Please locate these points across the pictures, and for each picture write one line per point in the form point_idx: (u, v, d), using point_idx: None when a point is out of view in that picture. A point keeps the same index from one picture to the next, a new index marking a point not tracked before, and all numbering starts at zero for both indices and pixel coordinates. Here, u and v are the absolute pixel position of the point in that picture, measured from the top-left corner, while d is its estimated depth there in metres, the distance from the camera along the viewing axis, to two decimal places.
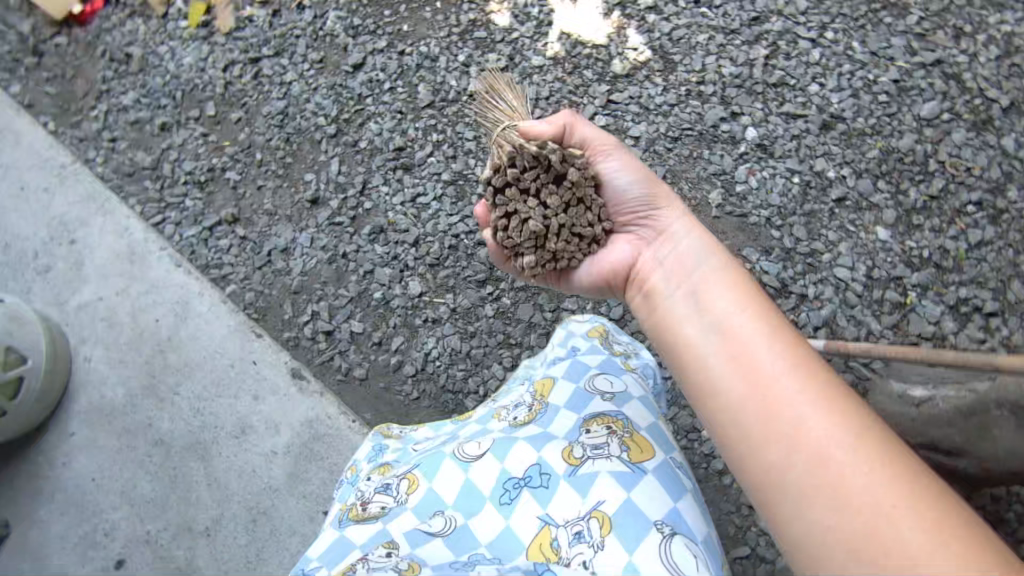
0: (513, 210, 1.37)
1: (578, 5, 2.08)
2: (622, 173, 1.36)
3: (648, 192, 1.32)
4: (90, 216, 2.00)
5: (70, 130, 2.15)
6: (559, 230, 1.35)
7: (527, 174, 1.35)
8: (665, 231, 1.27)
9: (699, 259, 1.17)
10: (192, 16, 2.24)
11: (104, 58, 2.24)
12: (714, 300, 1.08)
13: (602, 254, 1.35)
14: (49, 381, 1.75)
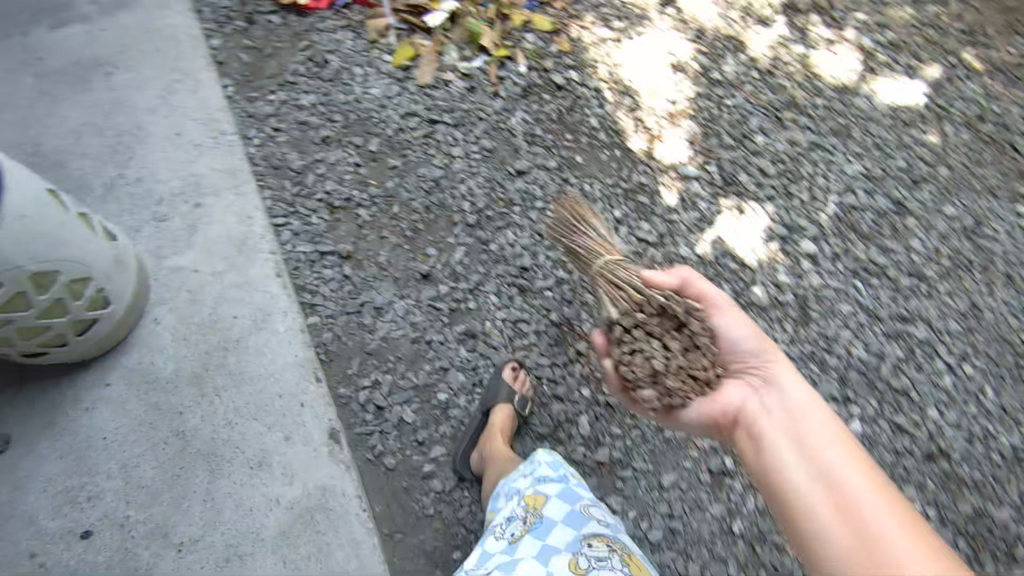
0: (637, 348, 1.42)
1: (743, 218, 2.10)
2: (733, 322, 1.46)
3: (758, 345, 1.43)
4: (223, 189, 2.06)
5: (244, 102, 2.24)
6: (677, 373, 1.39)
7: (648, 317, 1.46)
8: (772, 381, 1.38)
9: (806, 418, 1.29)
10: (397, 56, 2.31)
11: (305, 54, 2.34)
12: (817, 453, 1.23)
13: (711, 401, 1.38)
14: (114, 331, 1.75)
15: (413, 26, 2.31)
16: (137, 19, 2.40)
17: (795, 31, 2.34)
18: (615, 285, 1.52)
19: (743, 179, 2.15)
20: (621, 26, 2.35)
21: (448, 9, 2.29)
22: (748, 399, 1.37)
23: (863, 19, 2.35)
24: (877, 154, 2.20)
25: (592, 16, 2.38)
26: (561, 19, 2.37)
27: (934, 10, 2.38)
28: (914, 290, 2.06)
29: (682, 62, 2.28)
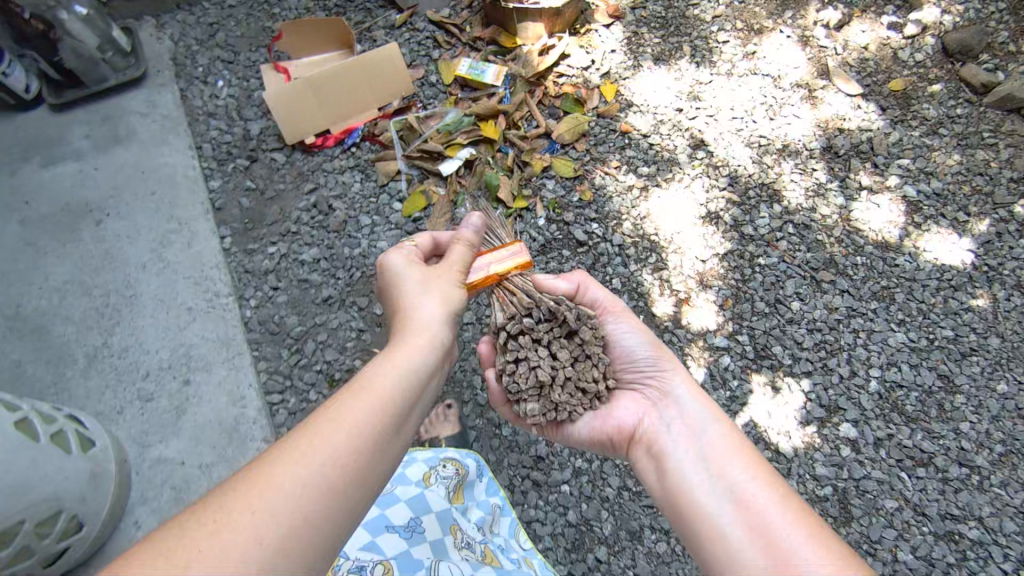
0: (526, 356, 1.43)
1: (778, 397, 1.92)
2: (634, 337, 1.46)
3: (652, 355, 1.42)
4: (214, 363, 1.98)
5: (242, 255, 2.14)
6: (563, 382, 1.40)
7: (539, 324, 1.46)
8: (670, 394, 1.33)
9: (702, 425, 1.24)
10: (408, 204, 2.17)
11: (309, 197, 2.23)
12: (720, 463, 1.15)
13: (606, 416, 1.39)
14: (88, 546, 1.66)
15: (425, 173, 2.20)
16: (128, 154, 2.27)
17: (834, 178, 2.20)
18: (507, 292, 1.55)
19: (776, 350, 1.98)
20: (646, 172, 2.22)
21: (464, 157, 2.19)
22: (643, 420, 1.33)
23: (906, 166, 2.20)
24: (923, 321, 2.01)
25: (614, 159, 2.24)
26: (584, 164, 2.22)
27: (981, 155, 2.22)
28: (969, 483, 1.82)
29: (712, 214, 2.15)
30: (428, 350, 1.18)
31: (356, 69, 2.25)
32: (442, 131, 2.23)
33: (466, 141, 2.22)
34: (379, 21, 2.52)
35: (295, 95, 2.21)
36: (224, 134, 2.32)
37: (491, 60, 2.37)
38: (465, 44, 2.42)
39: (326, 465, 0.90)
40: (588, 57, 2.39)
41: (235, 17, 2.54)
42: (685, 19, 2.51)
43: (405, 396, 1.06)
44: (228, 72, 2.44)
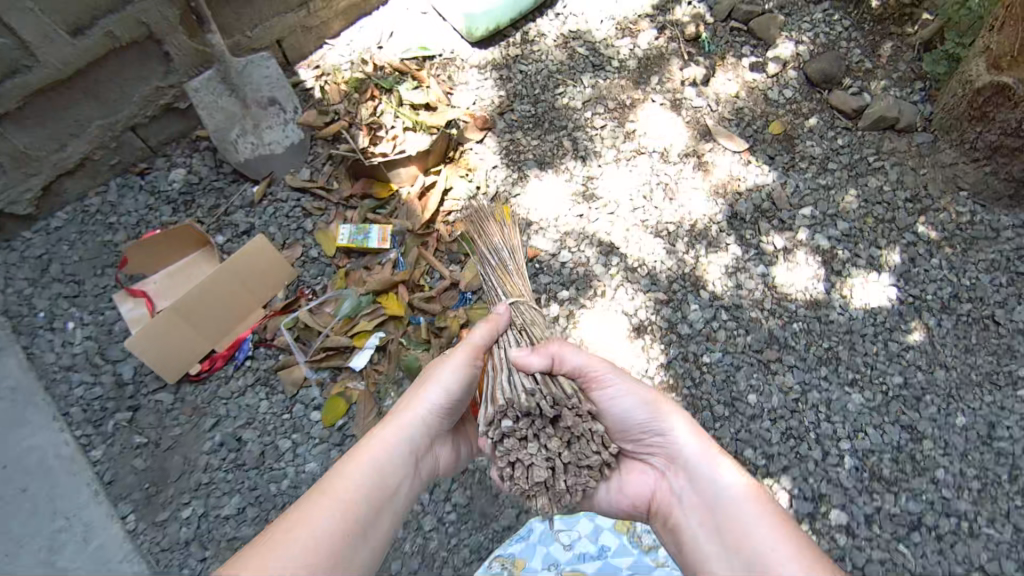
0: (517, 460, 1.26)
1: None
2: (628, 400, 1.34)
3: (653, 415, 1.32)
4: None
5: (153, 530, 1.84)
6: (565, 470, 1.28)
7: (520, 427, 1.25)
8: (682, 460, 1.32)
9: (716, 490, 1.25)
10: (326, 413, 1.94)
11: (214, 435, 1.96)
12: (744, 542, 1.17)
13: (617, 485, 1.38)
14: None
15: (337, 372, 1.98)
16: None
17: (749, 249, 2.13)
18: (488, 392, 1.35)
19: (751, 456, 1.83)
20: (565, 297, 2.08)
21: (374, 343, 1.99)
22: (659, 485, 1.35)
23: (813, 212, 2.16)
24: (871, 374, 1.92)
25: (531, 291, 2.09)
26: None
27: (874, 181, 2.18)
28: (993, 536, 1.69)
29: (640, 325, 2.03)
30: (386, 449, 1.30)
31: (226, 279, 2.01)
32: (341, 319, 2.02)
33: (371, 323, 2.02)
34: (234, 201, 2.27)
35: (165, 331, 1.93)
36: (92, 387, 2.04)
37: (371, 218, 2.19)
38: (339, 205, 2.24)
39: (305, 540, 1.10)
40: (471, 185, 2.23)
41: (66, 239, 2.24)
42: (554, 111, 2.37)
43: (376, 485, 1.24)
44: (78, 309, 2.14)
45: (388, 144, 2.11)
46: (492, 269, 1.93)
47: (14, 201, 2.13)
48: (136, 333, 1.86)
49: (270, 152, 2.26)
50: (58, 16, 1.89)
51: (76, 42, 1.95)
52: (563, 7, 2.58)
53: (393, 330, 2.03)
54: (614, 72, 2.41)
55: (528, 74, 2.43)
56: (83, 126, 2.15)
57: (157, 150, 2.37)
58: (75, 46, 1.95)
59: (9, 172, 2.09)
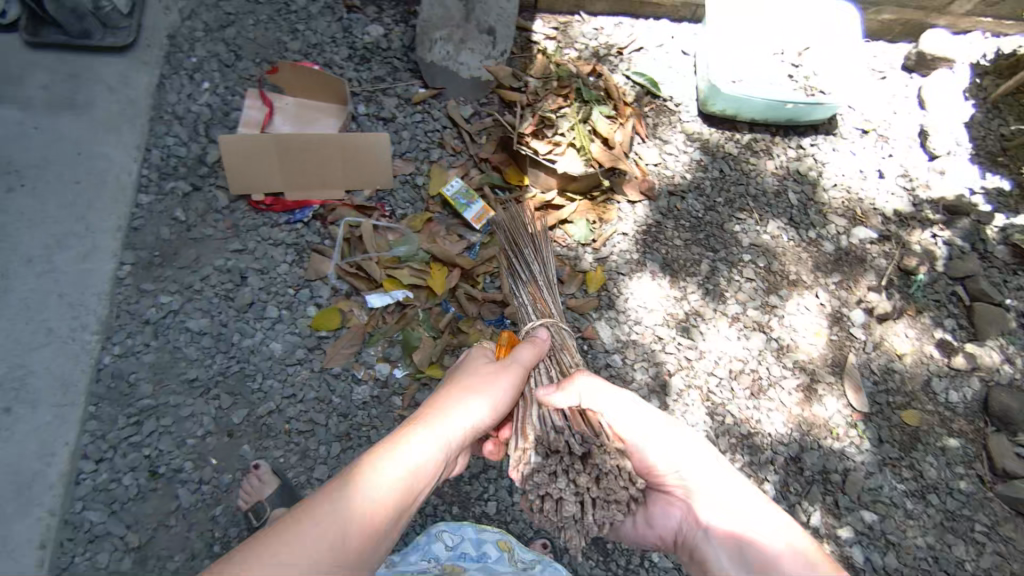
0: (548, 495, 1.19)
1: None
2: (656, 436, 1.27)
3: (669, 444, 1.26)
4: (46, 400, 1.79)
5: (133, 292, 1.93)
6: (595, 505, 1.18)
7: (549, 464, 1.20)
8: (712, 496, 1.20)
9: (746, 526, 1.15)
10: (318, 318, 1.92)
11: (232, 259, 2.00)
12: (771, 560, 1.10)
13: (643, 523, 1.27)
14: None
15: (353, 294, 1.95)
16: (74, 127, 2.07)
17: (782, 501, 1.78)
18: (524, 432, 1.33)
19: None
20: None
21: (398, 296, 1.93)
22: (687, 520, 1.22)
23: (870, 522, 1.77)
24: None
25: None
26: None
27: (961, 551, 1.76)
28: None
29: None
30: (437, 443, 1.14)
31: (330, 147, 1.99)
32: (392, 255, 1.97)
33: (411, 278, 1.95)
34: (398, 87, 2.25)
35: (253, 153, 1.96)
36: (179, 146, 2.10)
37: (484, 191, 2.10)
38: (469, 158, 2.15)
39: (336, 534, 0.92)
40: (590, 233, 2.10)
41: (256, 15, 2.30)
42: (715, 226, 2.16)
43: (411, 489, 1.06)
44: (218, 76, 2.20)
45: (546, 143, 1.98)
46: (525, 292, 1.74)
47: None
48: (231, 138, 1.91)
49: (456, 70, 2.23)
50: None
51: None
52: (811, 145, 2.28)
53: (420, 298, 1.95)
54: (804, 241, 2.12)
55: (725, 177, 2.21)
56: None
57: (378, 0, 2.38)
58: None
59: None
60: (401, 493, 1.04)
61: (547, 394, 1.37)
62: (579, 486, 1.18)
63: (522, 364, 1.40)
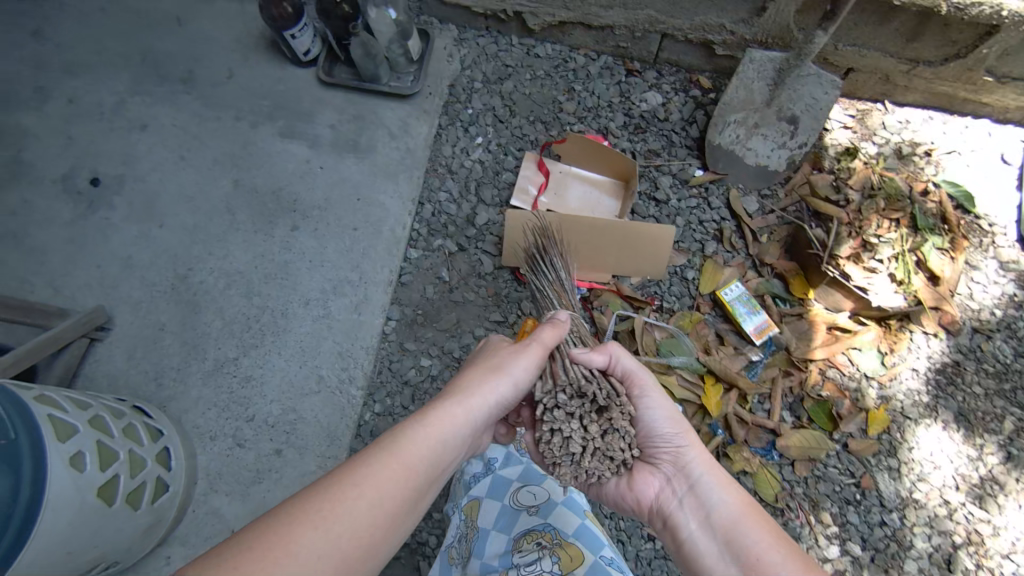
0: (552, 427, 1.25)
1: None
2: (651, 416, 1.32)
3: (675, 431, 1.30)
4: (313, 447, 1.80)
5: (396, 349, 1.93)
6: (595, 455, 1.26)
7: (571, 404, 1.26)
8: (681, 458, 1.28)
9: (708, 501, 1.21)
10: None
11: (492, 329, 1.97)
12: (727, 529, 1.15)
13: (622, 483, 1.33)
14: (136, 550, 1.55)
15: None
16: (356, 171, 2.11)
17: None
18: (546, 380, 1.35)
19: None
20: (853, 548, 1.77)
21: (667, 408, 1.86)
22: (662, 491, 1.28)
23: None
24: None
25: (827, 509, 1.82)
26: (791, 492, 1.83)
27: None
28: None
29: None
30: (458, 434, 1.15)
31: (617, 233, 1.89)
32: (665, 361, 1.89)
33: (683, 390, 1.88)
34: (673, 164, 2.16)
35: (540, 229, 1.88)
36: (450, 202, 2.10)
37: (766, 302, 2.00)
38: (752, 261, 2.05)
39: (357, 515, 0.95)
40: (878, 366, 1.93)
41: (533, 69, 2.24)
42: (1022, 376, 1.93)
43: (434, 466, 1.10)
44: (491, 132, 2.18)
45: (862, 273, 1.86)
46: (549, 283, 1.69)
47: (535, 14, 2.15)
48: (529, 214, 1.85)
49: (742, 156, 2.09)
50: None
51: None
52: None
53: (692, 412, 1.88)
54: None
55: None
56: (639, 7, 2.05)
57: (658, 65, 2.25)
58: None
59: None
60: (418, 467, 1.06)
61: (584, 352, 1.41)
62: (583, 433, 1.24)
63: (544, 344, 1.36)
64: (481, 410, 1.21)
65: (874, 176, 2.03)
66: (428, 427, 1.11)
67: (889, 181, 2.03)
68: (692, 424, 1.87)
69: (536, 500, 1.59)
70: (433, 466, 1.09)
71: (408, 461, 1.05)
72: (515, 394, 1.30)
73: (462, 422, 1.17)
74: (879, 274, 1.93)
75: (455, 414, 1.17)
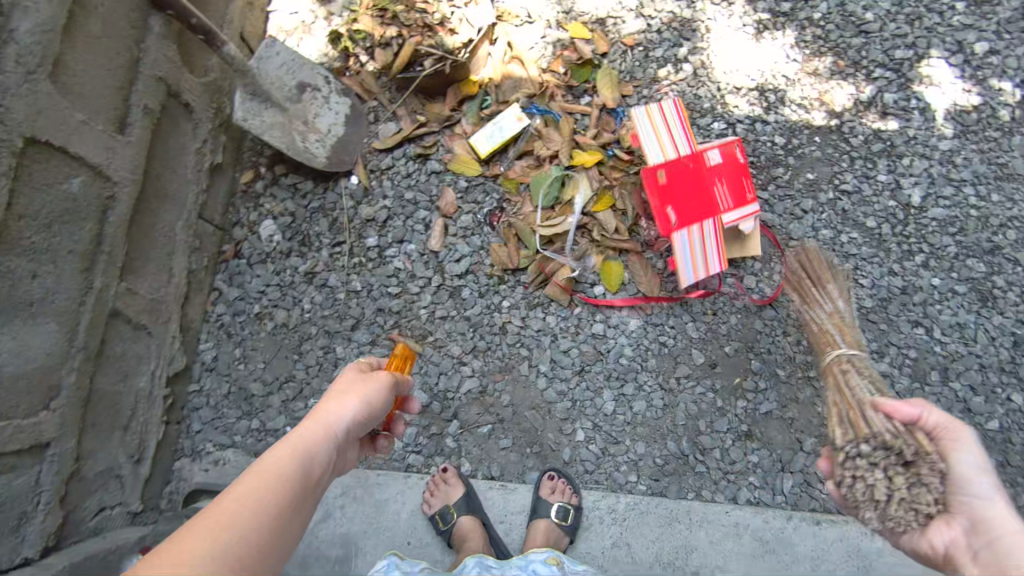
0: (866, 468, 1.21)
1: (939, 83, 2.21)
2: (963, 461, 1.21)
3: (988, 500, 1.18)
4: (689, 538, 1.77)
5: (573, 467, 1.90)
6: (919, 501, 1.17)
7: (879, 448, 1.22)
8: (993, 540, 1.16)
9: (1018, 559, 1.13)
10: (606, 278, 2.03)
11: (537, 370, 1.98)
12: (1010, 574, 1.12)
13: (919, 537, 1.21)
14: None
15: (593, 241, 2.04)
16: (379, 554, 1.76)
17: None
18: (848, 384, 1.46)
19: (902, 53, 2.23)
20: (687, 52, 2.21)
21: (604, 201, 2.05)
22: (957, 541, 1.18)
23: None
24: None
25: (658, 70, 2.19)
26: (650, 98, 2.16)
27: None
28: None
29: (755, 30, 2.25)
30: (304, 480, 1.00)
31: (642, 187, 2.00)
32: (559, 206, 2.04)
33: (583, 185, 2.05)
34: (346, 204, 2.09)
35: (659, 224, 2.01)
36: (403, 434, 1.94)
37: (486, 114, 2.12)
38: (447, 128, 2.14)
39: (228, 548, 0.84)
40: (533, 26, 2.20)
41: (234, 358, 1.94)
42: None
43: (297, 510, 0.97)
44: (315, 402, 1.89)
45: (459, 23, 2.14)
46: (824, 315, 1.66)
47: (172, 359, 1.77)
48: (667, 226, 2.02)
49: (338, 136, 2.06)
50: (102, 118, 1.45)
51: (132, 140, 1.53)
52: None
53: (600, 178, 2.08)
54: None
55: None
56: (173, 235, 1.76)
57: (226, 227, 2.06)
58: (134, 145, 1.54)
59: (155, 330, 1.69)
60: (303, 478, 0.99)
61: (937, 416, 1.25)
62: (889, 485, 1.18)
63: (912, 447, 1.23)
64: (326, 436, 1.08)
65: (368, 14, 2.10)
66: (292, 449, 1.02)
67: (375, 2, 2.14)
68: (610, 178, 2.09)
69: None
70: (277, 528, 0.92)
71: (268, 494, 0.93)
72: (367, 411, 1.17)
73: (311, 460, 1.03)
74: (461, 9, 2.13)
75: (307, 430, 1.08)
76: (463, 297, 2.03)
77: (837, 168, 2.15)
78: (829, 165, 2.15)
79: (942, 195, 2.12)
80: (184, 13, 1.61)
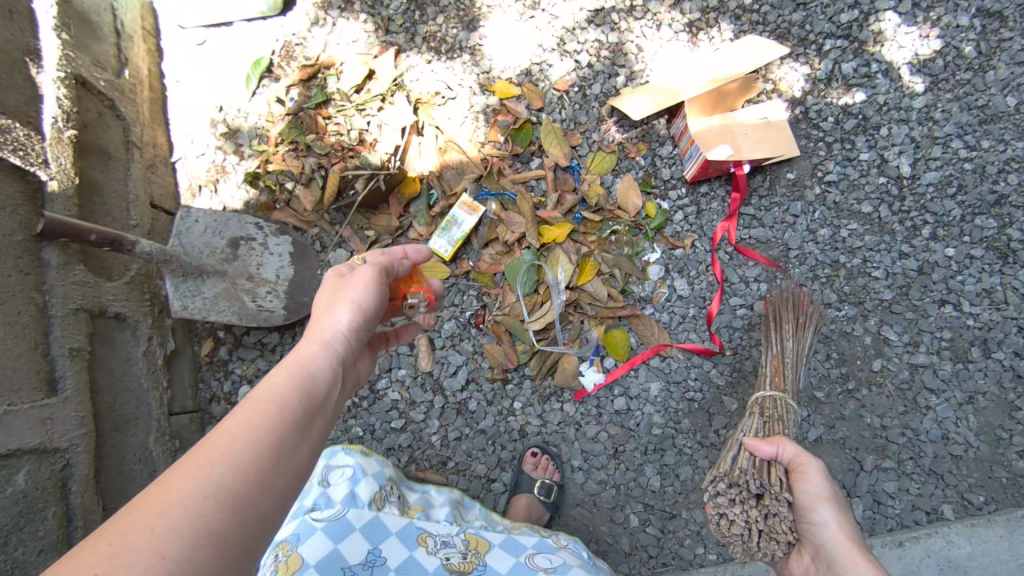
0: (771, 512, 1.41)
1: (895, 37, 2.05)
2: (807, 493, 1.36)
3: (827, 527, 1.33)
4: None
5: (636, 557, 1.80)
6: (760, 533, 1.43)
7: (732, 491, 1.43)
8: (828, 557, 1.33)
9: None
10: (611, 349, 1.88)
11: (571, 466, 1.86)
12: None
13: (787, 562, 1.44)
14: None
15: (587, 316, 1.89)
16: None
17: None
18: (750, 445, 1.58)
19: (849, 16, 2.06)
20: (625, 79, 2.05)
21: (588, 267, 1.89)
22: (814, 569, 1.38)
23: None
24: None
25: (601, 109, 2.02)
26: (601, 139, 2.00)
27: None
28: None
29: (688, 35, 2.07)
30: (307, 398, 0.96)
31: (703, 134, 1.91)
32: (543, 289, 1.89)
33: (562, 260, 1.89)
34: None
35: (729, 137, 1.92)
36: None
37: (437, 211, 1.95)
38: (400, 237, 1.97)
39: (246, 460, 0.82)
40: (456, 100, 2.03)
41: None
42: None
43: (308, 424, 0.94)
44: None
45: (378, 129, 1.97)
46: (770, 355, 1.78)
47: None
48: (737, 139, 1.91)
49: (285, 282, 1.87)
50: (25, 392, 1.28)
51: (67, 393, 1.36)
52: None
53: (575, 244, 1.92)
54: None
55: None
56: (148, 455, 1.61)
57: (202, 406, 1.92)
58: (73, 398, 1.36)
59: None
60: (304, 395, 0.96)
61: (777, 450, 1.43)
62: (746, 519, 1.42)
63: None
64: (322, 357, 1.05)
65: (279, 152, 1.97)
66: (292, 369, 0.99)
67: (282, 136, 1.98)
68: (587, 240, 1.93)
69: (551, 563, 1.44)
70: (288, 445, 0.89)
71: (270, 410, 0.90)
72: (360, 321, 1.12)
73: (313, 378, 1.00)
74: (375, 115, 1.98)
75: (304, 350, 1.05)
76: (471, 410, 1.89)
77: (815, 159, 2.00)
78: (806, 158, 2.00)
79: (931, 156, 1.98)
80: (78, 233, 1.41)
